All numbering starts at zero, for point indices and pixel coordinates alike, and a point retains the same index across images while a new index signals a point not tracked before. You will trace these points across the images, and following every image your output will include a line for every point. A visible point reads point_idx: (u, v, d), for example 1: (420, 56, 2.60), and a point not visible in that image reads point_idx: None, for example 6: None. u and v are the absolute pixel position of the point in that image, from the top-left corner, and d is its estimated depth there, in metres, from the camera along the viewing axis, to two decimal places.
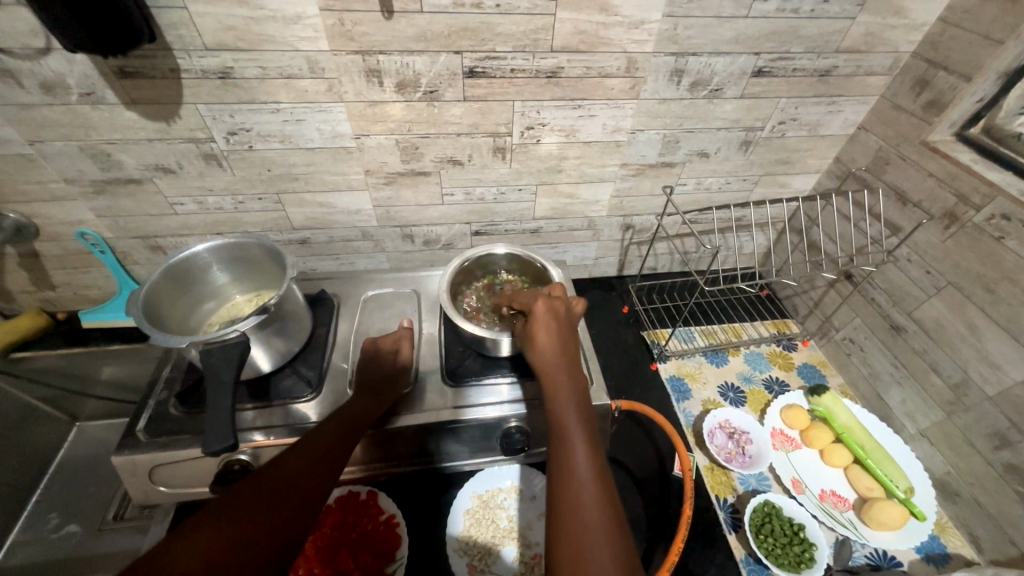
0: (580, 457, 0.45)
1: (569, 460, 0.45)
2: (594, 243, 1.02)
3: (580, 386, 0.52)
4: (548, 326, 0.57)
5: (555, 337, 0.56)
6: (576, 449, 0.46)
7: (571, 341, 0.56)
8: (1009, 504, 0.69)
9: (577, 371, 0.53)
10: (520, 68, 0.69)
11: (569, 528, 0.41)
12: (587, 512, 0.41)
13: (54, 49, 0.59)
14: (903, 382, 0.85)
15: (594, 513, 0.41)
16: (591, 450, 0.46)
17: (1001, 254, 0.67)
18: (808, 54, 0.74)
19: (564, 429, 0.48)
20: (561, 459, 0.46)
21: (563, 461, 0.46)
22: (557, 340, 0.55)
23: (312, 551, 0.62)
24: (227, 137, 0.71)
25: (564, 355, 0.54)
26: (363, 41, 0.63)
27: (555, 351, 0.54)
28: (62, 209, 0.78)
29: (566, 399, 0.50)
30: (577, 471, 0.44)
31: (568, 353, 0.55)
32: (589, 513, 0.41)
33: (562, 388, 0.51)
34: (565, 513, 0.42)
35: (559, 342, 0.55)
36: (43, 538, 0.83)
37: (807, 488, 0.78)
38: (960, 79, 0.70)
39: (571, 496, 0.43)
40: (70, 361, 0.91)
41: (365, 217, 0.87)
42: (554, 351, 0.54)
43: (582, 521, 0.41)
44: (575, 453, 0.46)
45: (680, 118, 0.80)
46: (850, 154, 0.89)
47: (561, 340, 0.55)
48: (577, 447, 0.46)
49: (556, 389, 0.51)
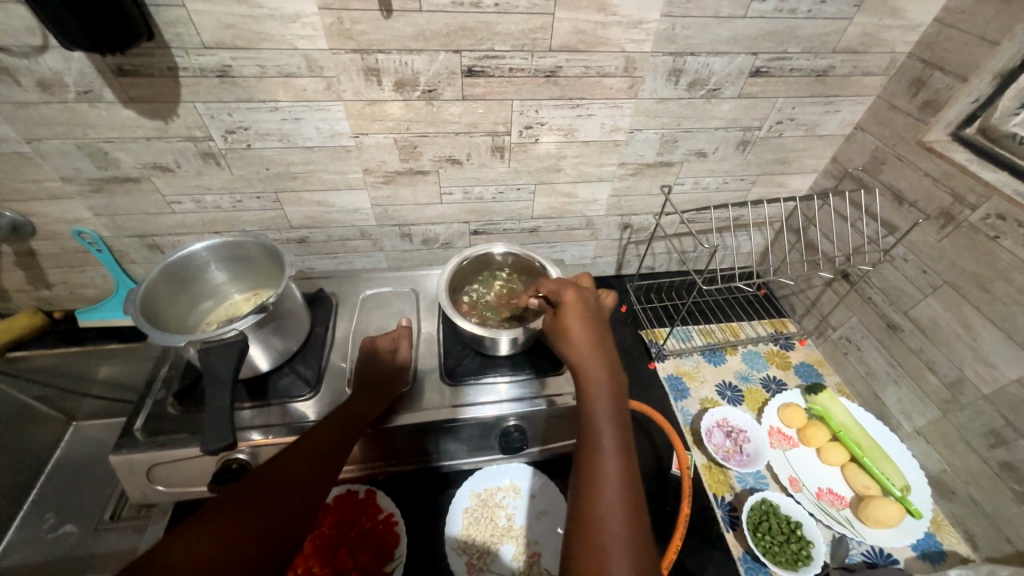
0: (610, 462, 0.45)
1: (598, 463, 0.45)
2: (592, 242, 1.02)
3: (615, 386, 0.51)
4: (583, 319, 0.56)
5: (591, 332, 0.55)
6: (606, 454, 0.46)
7: (607, 338, 0.55)
8: (1004, 501, 0.70)
9: (614, 369, 0.52)
10: (518, 67, 0.69)
11: (592, 531, 0.40)
12: (612, 519, 0.41)
13: (52, 47, 0.58)
14: (899, 380, 0.86)
15: (619, 521, 0.41)
16: (622, 455, 0.46)
17: (996, 254, 0.68)
18: (806, 54, 0.74)
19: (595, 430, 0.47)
20: (590, 460, 0.45)
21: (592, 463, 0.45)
22: (593, 336, 0.54)
23: (310, 550, 0.62)
24: (225, 136, 0.71)
25: (602, 351, 0.53)
26: (361, 40, 0.63)
27: (591, 346, 0.53)
28: (58, 208, 0.78)
29: (601, 398, 0.49)
30: (605, 476, 0.44)
31: (603, 349, 0.54)
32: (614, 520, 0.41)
33: (596, 386, 0.50)
34: (589, 516, 0.41)
35: (595, 337, 0.54)
36: (39, 537, 0.82)
37: (804, 486, 0.79)
38: (955, 79, 0.71)
39: (596, 500, 0.42)
40: (67, 360, 0.91)
41: (363, 216, 0.87)
42: (590, 346, 0.53)
43: (606, 527, 0.40)
44: (605, 457, 0.45)
45: (678, 118, 0.80)
46: (847, 154, 0.89)
47: (597, 336, 0.54)
48: (606, 452, 0.46)
49: (592, 386, 0.50)
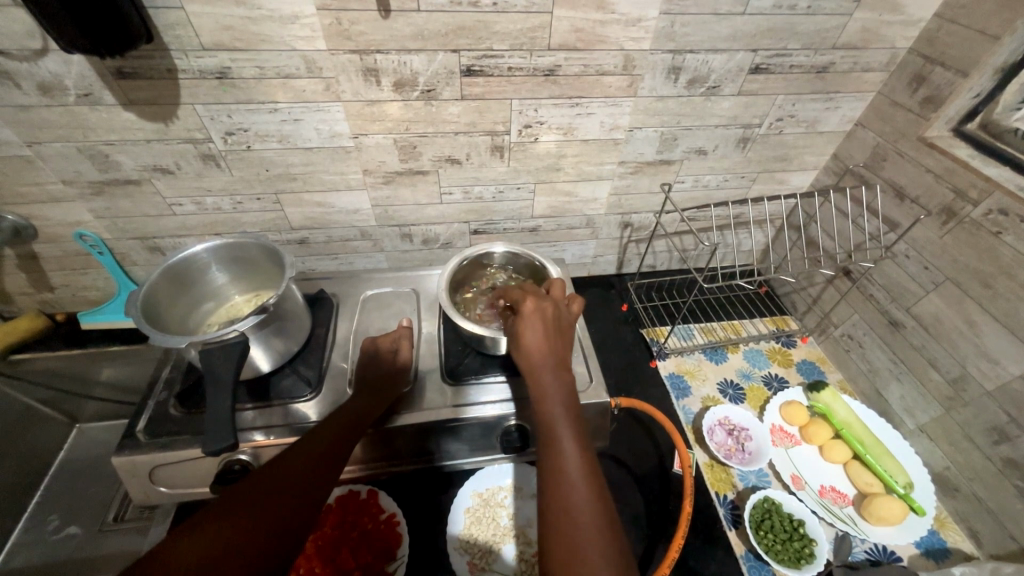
0: (570, 459, 0.45)
1: (560, 463, 0.45)
2: (592, 241, 1.02)
3: (566, 386, 0.51)
4: (539, 325, 0.56)
5: (543, 335, 0.55)
6: (566, 452, 0.46)
7: (558, 339, 0.55)
8: (1008, 498, 0.69)
9: (564, 369, 0.53)
10: (517, 66, 0.69)
11: (563, 533, 0.41)
12: (581, 515, 0.41)
13: (52, 50, 0.59)
14: (902, 377, 0.85)
15: (587, 517, 0.41)
16: (581, 451, 0.46)
17: (998, 249, 0.68)
18: (805, 51, 0.74)
19: (552, 431, 0.48)
20: (551, 462, 0.46)
21: (554, 464, 0.45)
22: (545, 339, 0.55)
23: (313, 550, 0.62)
24: (225, 138, 0.71)
25: (553, 353, 0.54)
26: (360, 41, 0.63)
27: (542, 351, 0.54)
28: (60, 211, 0.78)
29: (553, 400, 0.50)
30: (569, 474, 0.44)
31: (556, 352, 0.54)
32: (582, 516, 0.41)
33: (551, 390, 0.51)
34: (559, 518, 0.42)
35: (546, 340, 0.55)
36: (44, 538, 0.83)
37: (807, 484, 0.78)
38: (956, 74, 0.71)
39: (563, 500, 0.43)
40: (70, 363, 0.91)
41: (363, 217, 0.87)
42: (541, 350, 0.54)
43: (575, 524, 0.41)
44: (566, 455, 0.45)
45: (678, 116, 0.80)
46: (848, 151, 0.89)
47: (548, 339, 0.55)
48: (567, 448, 0.46)
49: (546, 389, 0.51)
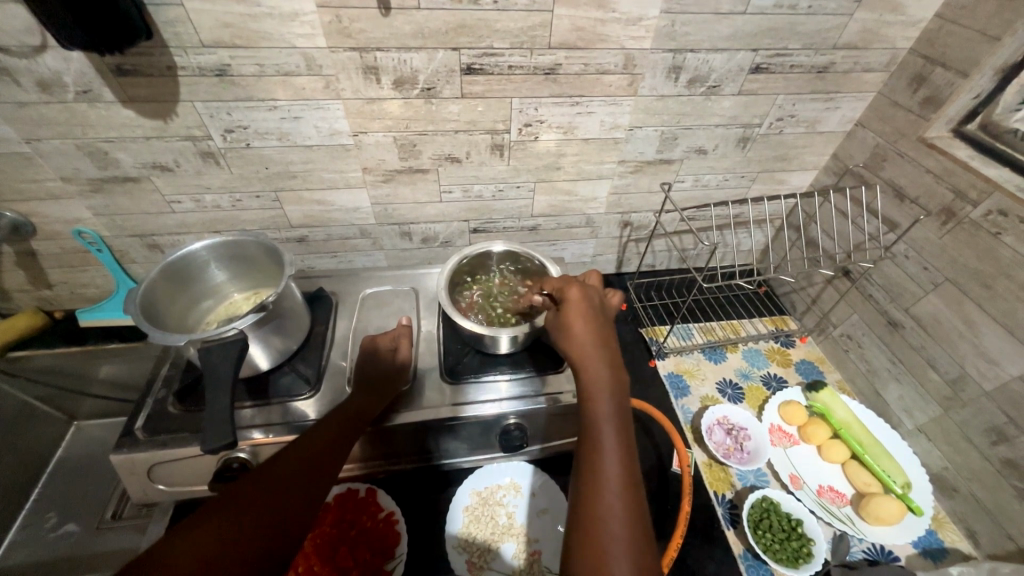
0: (610, 460, 0.45)
1: (599, 462, 0.45)
2: (592, 240, 1.02)
3: (616, 383, 0.50)
4: (586, 318, 0.55)
5: (593, 329, 0.54)
6: (607, 452, 0.46)
7: (609, 335, 0.54)
8: (1006, 498, 0.70)
9: (615, 366, 0.52)
10: (517, 65, 0.69)
11: (593, 531, 0.41)
12: (612, 519, 0.41)
13: (51, 47, 0.58)
14: (901, 378, 0.85)
15: (619, 523, 0.41)
16: (622, 454, 0.46)
17: (998, 250, 0.68)
18: (806, 51, 0.74)
19: (595, 428, 0.47)
20: (590, 460, 0.46)
21: (593, 463, 0.45)
22: (594, 334, 0.54)
23: (311, 548, 0.62)
24: (224, 135, 0.71)
25: (603, 350, 0.53)
26: (360, 39, 0.63)
27: (592, 345, 0.53)
28: (59, 208, 0.78)
29: (603, 397, 0.49)
30: (607, 475, 0.44)
31: (605, 348, 0.53)
32: (614, 521, 0.41)
33: (599, 385, 0.50)
34: (590, 517, 0.42)
35: (600, 336, 0.54)
36: (42, 536, 0.83)
37: (805, 484, 0.79)
38: (957, 75, 0.71)
39: (596, 501, 0.42)
40: (67, 360, 0.91)
41: (363, 215, 0.87)
42: (591, 342, 0.53)
43: (606, 526, 0.41)
44: (606, 457, 0.45)
45: (678, 115, 0.80)
46: (848, 151, 0.89)
47: (599, 334, 0.54)
48: (608, 448, 0.46)
49: (594, 385, 0.50)
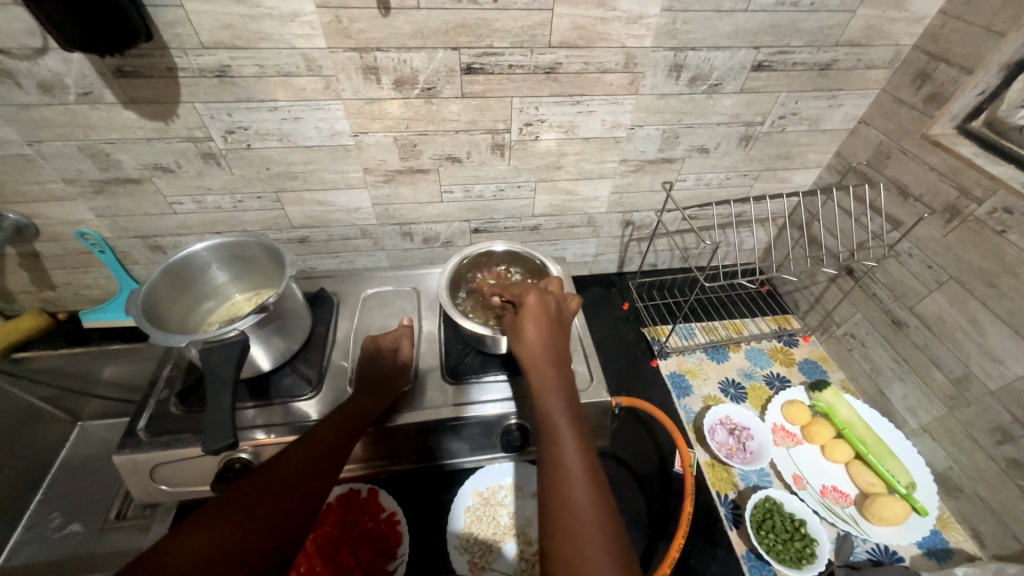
0: (570, 452, 0.45)
1: (559, 458, 0.45)
2: (593, 239, 1.02)
3: (566, 380, 0.52)
4: (539, 318, 0.56)
5: (543, 329, 0.55)
6: (566, 447, 0.46)
7: (559, 334, 0.56)
8: (1012, 498, 0.69)
9: (564, 364, 0.53)
10: (518, 64, 0.68)
11: (563, 527, 0.41)
12: (581, 508, 0.41)
13: (52, 49, 0.59)
14: (905, 377, 0.85)
15: (587, 514, 0.41)
16: (581, 445, 0.46)
17: (1003, 248, 0.67)
18: (809, 48, 0.73)
19: (552, 425, 0.48)
20: (551, 459, 0.45)
21: (554, 458, 0.45)
22: (545, 334, 0.55)
23: (313, 548, 0.62)
24: (225, 136, 0.71)
25: (552, 349, 0.54)
26: (359, 39, 0.63)
27: (542, 346, 0.54)
28: (62, 210, 0.78)
29: (553, 394, 0.50)
30: (569, 468, 0.44)
31: (555, 347, 0.54)
32: (581, 510, 0.41)
33: (550, 385, 0.51)
34: (558, 513, 0.41)
35: (549, 336, 0.55)
36: (46, 537, 0.83)
37: (808, 483, 0.78)
38: (961, 71, 0.70)
39: (562, 495, 0.42)
40: (71, 361, 0.92)
41: (364, 216, 0.87)
42: (541, 344, 0.54)
43: (575, 517, 0.41)
44: (566, 451, 0.45)
45: (680, 114, 0.79)
46: (851, 149, 0.88)
47: (549, 334, 0.55)
48: (566, 442, 0.46)
49: (545, 386, 0.51)
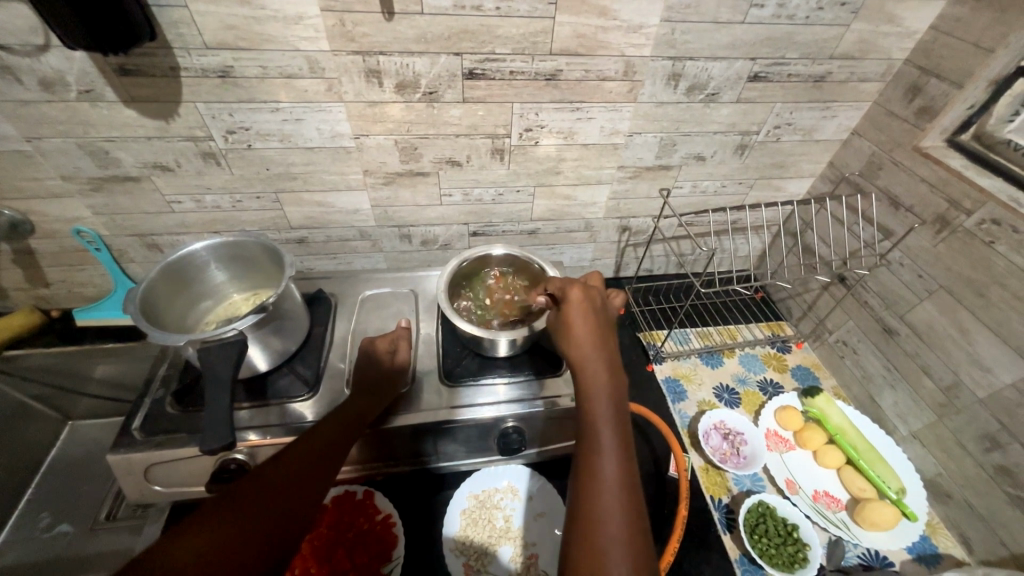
0: (608, 457, 0.46)
1: (597, 459, 0.46)
2: (591, 244, 1.03)
3: (615, 384, 0.52)
4: (588, 317, 0.56)
5: (595, 330, 0.55)
6: (605, 449, 0.46)
7: (608, 337, 0.55)
8: (999, 505, 0.70)
9: (613, 365, 0.53)
10: (519, 70, 0.69)
11: (591, 526, 0.41)
12: (613, 514, 0.42)
13: (54, 46, 0.59)
14: (896, 384, 0.86)
15: (618, 520, 0.42)
16: (620, 452, 0.46)
17: (991, 259, 0.69)
18: (803, 60, 0.75)
19: (593, 427, 0.48)
20: (589, 458, 0.46)
21: (591, 461, 0.46)
22: (593, 334, 0.55)
23: (309, 550, 0.62)
24: (225, 136, 0.71)
25: (601, 348, 0.54)
26: (362, 42, 0.63)
27: (592, 346, 0.54)
28: (58, 206, 0.78)
29: (600, 395, 0.50)
30: (605, 471, 0.45)
31: (604, 347, 0.54)
32: (613, 518, 0.42)
33: (597, 384, 0.51)
34: (588, 513, 0.42)
35: (598, 336, 0.55)
36: (34, 537, 0.82)
37: (801, 488, 0.79)
38: (951, 86, 0.72)
39: (595, 496, 0.43)
40: (63, 359, 0.91)
41: (363, 217, 0.88)
42: (590, 343, 0.54)
43: (604, 522, 0.41)
44: (604, 459, 0.46)
45: (678, 122, 0.81)
46: (845, 159, 0.90)
47: (599, 334, 0.55)
48: (607, 446, 0.46)
49: (591, 385, 0.51)
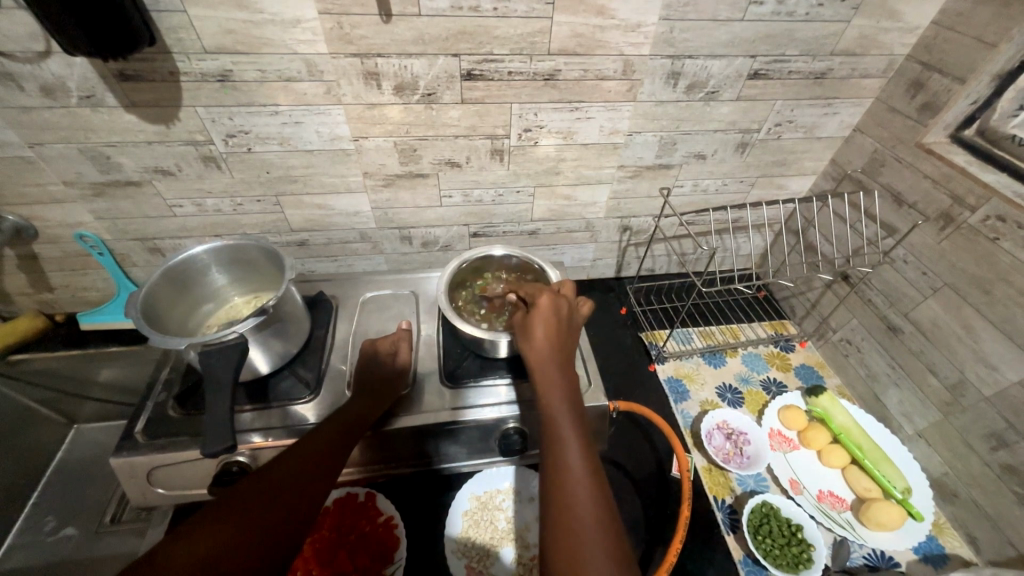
0: (574, 458, 0.45)
1: (562, 461, 0.45)
2: (591, 244, 1.02)
3: (572, 383, 0.52)
4: (548, 319, 0.56)
5: (551, 331, 0.55)
6: (569, 450, 0.46)
7: (566, 339, 0.55)
8: (1006, 504, 0.69)
9: (569, 367, 0.53)
10: (517, 71, 0.69)
11: (564, 529, 0.41)
12: (581, 511, 0.42)
13: (55, 52, 0.59)
14: (900, 383, 0.85)
15: (590, 518, 0.41)
16: (583, 449, 0.46)
17: (996, 255, 0.68)
18: (804, 57, 0.74)
19: (555, 427, 0.48)
20: (555, 460, 0.46)
21: (557, 461, 0.45)
22: (552, 336, 0.55)
23: (310, 552, 0.62)
24: (226, 140, 0.71)
25: (559, 349, 0.54)
26: (361, 45, 0.63)
27: (548, 348, 0.54)
28: (61, 211, 0.78)
29: (558, 397, 0.50)
30: (572, 471, 0.44)
31: (562, 350, 0.54)
32: (583, 514, 0.41)
33: (554, 386, 0.51)
34: (560, 515, 0.42)
35: (557, 338, 0.55)
36: (40, 540, 0.83)
37: (805, 489, 0.78)
38: (954, 81, 0.71)
39: (564, 497, 0.43)
40: (68, 363, 0.91)
41: (363, 219, 0.88)
42: (548, 347, 0.54)
43: (576, 522, 0.41)
44: (569, 457, 0.45)
45: (677, 121, 0.80)
46: (847, 156, 0.89)
47: (555, 335, 0.55)
48: (569, 443, 0.46)
49: (551, 387, 0.51)
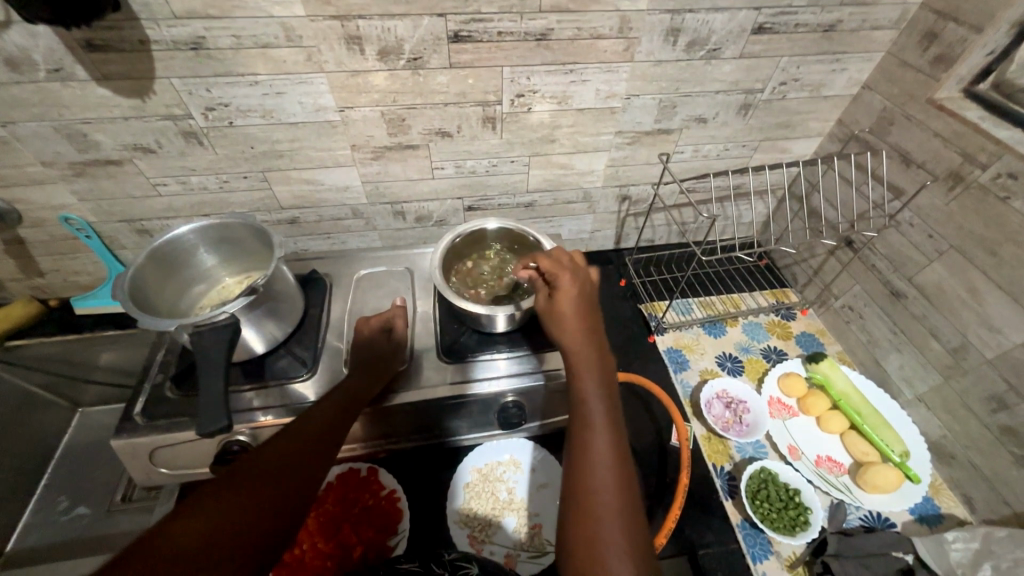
0: (600, 435, 0.45)
1: (588, 437, 0.45)
2: (589, 215, 1.00)
3: (602, 362, 0.51)
4: (574, 298, 0.53)
5: (580, 311, 0.53)
6: (596, 428, 0.46)
7: (595, 317, 0.53)
8: (1004, 465, 0.70)
9: (601, 347, 0.52)
10: (507, 31, 0.65)
11: (586, 504, 0.42)
12: (605, 491, 0.42)
13: (16, 21, 0.56)
14: (901, 348, 0.85)
15: (612, 495, 0.42)
16: (610, 429, 0.46)
17: (1005, 215, 0.66)
18: (811, 8, 0.70)
19: (583, 405, 0.48)
20: (580, 436, 0.46)
21: (582, 437, 0.46)
22: (580, 315, 0.53)
23: (315, 526, 0.63)
24: (205, 114, 0.68)
25: (589, 328, 0.52)
26: (340, 5, 0.60)
27: (577, 327, 0.52)
28: (43, 193, 0.76)
29: (588, 376, 0.49)
30: (597, 450, 0.44)
31: (591, 330, 0.52)
32: (606, 492, 0.42)
33: (584, 364, 0.50)
34: (583, 491, 0.42)
35: (586, 317, 0.53)
36: (53, 519, 0.85)
37: (803, 454, 0.79)
38: (970, 31, 0.67)
39: (587, 474, 0.43)
40: (65, 348, 0.91)
41: (354, 194, 0.85)
42: (578, 326, 0.52)
43: (599, 500, 0.42)
44: (597, 434, 0.45)
45: (677, 81, 0.77)
46: (854, 115, 0.86)
47: (585, 315, 0.53)
48: (597, 425, 0.46)
49: (581, 364, 0.50)
